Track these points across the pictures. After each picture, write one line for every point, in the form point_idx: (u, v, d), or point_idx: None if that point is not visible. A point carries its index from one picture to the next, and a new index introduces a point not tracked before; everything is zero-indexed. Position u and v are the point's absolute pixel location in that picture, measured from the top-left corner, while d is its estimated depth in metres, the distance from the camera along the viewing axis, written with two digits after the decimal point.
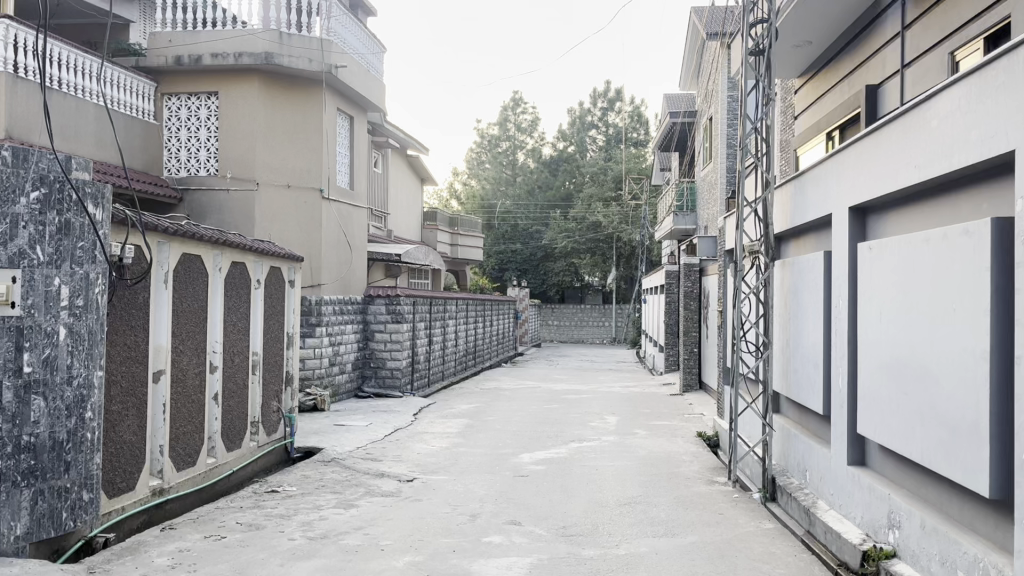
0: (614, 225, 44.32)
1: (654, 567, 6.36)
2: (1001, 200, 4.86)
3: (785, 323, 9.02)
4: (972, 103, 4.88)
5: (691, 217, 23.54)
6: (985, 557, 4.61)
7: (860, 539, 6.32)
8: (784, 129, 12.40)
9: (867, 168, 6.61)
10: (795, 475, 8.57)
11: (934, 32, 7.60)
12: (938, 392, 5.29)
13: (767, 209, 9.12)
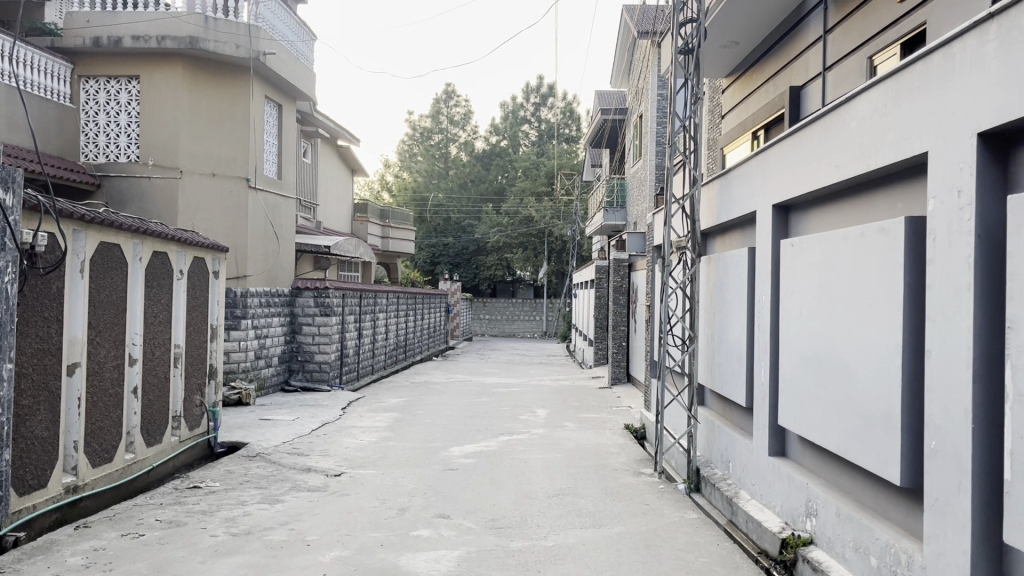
0: (546, 220, 44.58)
1: (580, 558, 6.43)
2: (914, 199, 5.07)
3: (711, 317, 9.21)
4: (888, 106, 5.07)
5: (621, 213, 23.84)
6: (896, 543, 4.80)
7: (779, 527, 6.52)
8: (712, 128, 12.64)
9: (790, 167, 6.81)
10: (718, 466, 8.78)
11: (854, 37, 7.85)
12: (854, 384, 5.48)
13: (694, 206, 9.30)
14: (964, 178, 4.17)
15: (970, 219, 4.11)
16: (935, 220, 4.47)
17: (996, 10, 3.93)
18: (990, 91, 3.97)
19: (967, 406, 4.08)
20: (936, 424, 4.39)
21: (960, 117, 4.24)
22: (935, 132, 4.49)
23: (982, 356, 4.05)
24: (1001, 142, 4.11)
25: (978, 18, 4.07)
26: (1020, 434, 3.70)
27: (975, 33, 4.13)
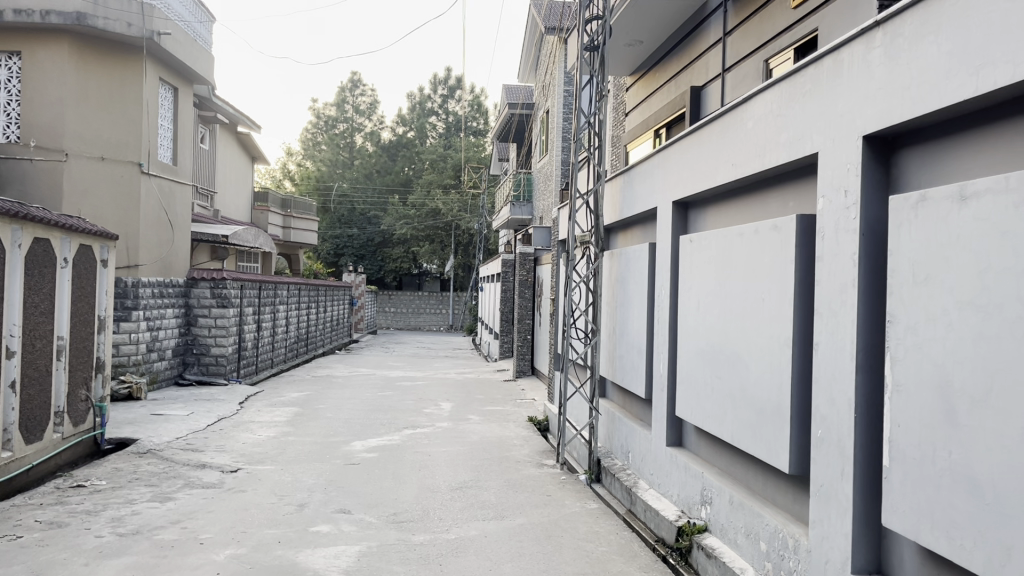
0: (453, 212, 44.56)
1: (481, 550, 6.44)
2: (804, 199, 5.28)
3: (613, 310, 9.36)
4: (781, 107, 5.26)
5: (527, 208, 23.95)
6: (785, 528, 5.00)
7: (675, 515, 6.70)
8: (615, 125, 12.87)
9: (689, 165, 6.99)
10: (618, 456, 8.95)
11: (751, 40, 8.11)
12: (746, 375, 5.68)
13: (598, 201, 9.43)
14: (851, 178, 4.37)
15: (855, 218, 4.30)
16: (824, 218, 4.65)
17: (881, 19, 4.13)
18: (875, 95, 4.18)
19: (850, 397, 4.28)
20: (822, 414, 4.58)
21: (847, 120, 4.44)
22: (825, 133, 4.68)
23: (865, 349, 4.26)
24: (885, 146, 4.31)
25: (866, 26, 4.26)
26: (898, 422, 3.91)
27: (862, 40, 4.33)
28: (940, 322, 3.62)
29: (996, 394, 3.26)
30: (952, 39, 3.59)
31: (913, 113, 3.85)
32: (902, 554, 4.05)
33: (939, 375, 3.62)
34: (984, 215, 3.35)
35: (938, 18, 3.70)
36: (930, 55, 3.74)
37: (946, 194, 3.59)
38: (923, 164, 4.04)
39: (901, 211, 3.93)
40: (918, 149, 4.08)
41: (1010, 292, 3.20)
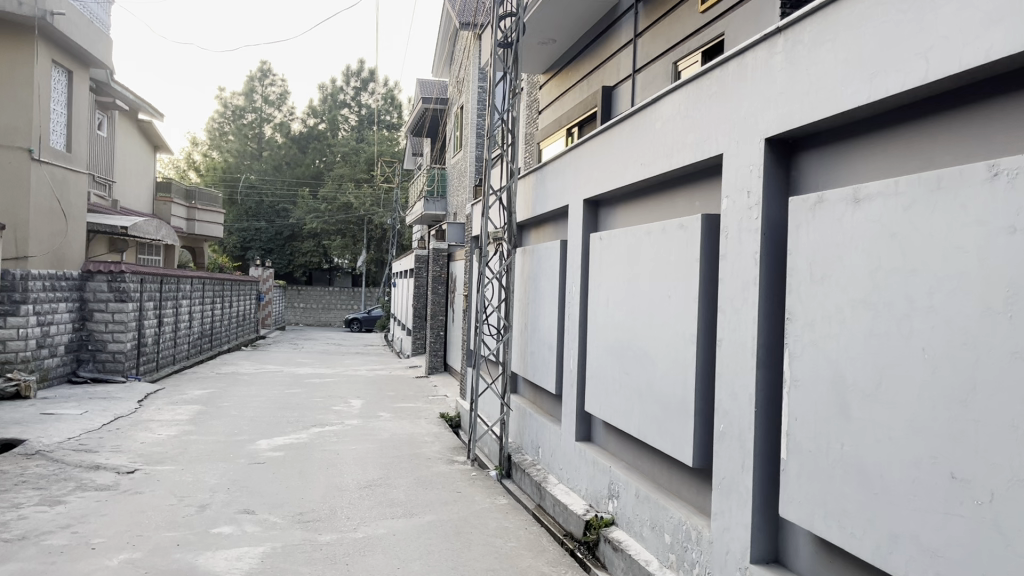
0: (365, 207, 44.08)
1: (390, 548, 6.37)
2: (709, 199, 5.41)
3: (525, 307, 9.42)
4: (689, 109, 5.37)
5: (440, 204, 23.83)
6: (688, 520, 5.12)
7: (584, 509, 6.78)
8: (528, 122, 12.93)
9: (600, 164, 7.07)
10: (528, 452, 9.01)
11: (661, 43, 8.26)
12: (653, 370, 5.79)
13: (511, 198, 9.46)
14: (753, 179, 4.50)
15: (757, 218, 4.43)
16: (727, 218, 4.76)
17: (783, 25, 4.25)
18: (776, 99, 4.31)
19: (750, 392, 4.41)
20: (725, 408, 4.70)
21: (750, 123, 4.56)
22: (729, 135, 4.80)
23: (765, 345, 4.39)
24: (786, 149, 4.45)
25: (768, 31, 4.39)
26: (795, 416, 4.05)
27: (765, 45, 4.46)
28: (834, 319, 3.76)
29: (883, 389, 3.42)
30: (848, 47, 3.73)
31: (812, 118, 3.98)
32: (798, 543, 4.20)
33: (833, 370, 3.76)
34: (876, 218, 3.50)
35: (835, 26, 3.84)
36: (828, 61, 3.88)
37: (842, 196, 3.74)
38: (821, 166, 4.19)
39: (800, 212, 4.07)
40: (816, 152, 4.23)
41: (898, 292, 3.35)
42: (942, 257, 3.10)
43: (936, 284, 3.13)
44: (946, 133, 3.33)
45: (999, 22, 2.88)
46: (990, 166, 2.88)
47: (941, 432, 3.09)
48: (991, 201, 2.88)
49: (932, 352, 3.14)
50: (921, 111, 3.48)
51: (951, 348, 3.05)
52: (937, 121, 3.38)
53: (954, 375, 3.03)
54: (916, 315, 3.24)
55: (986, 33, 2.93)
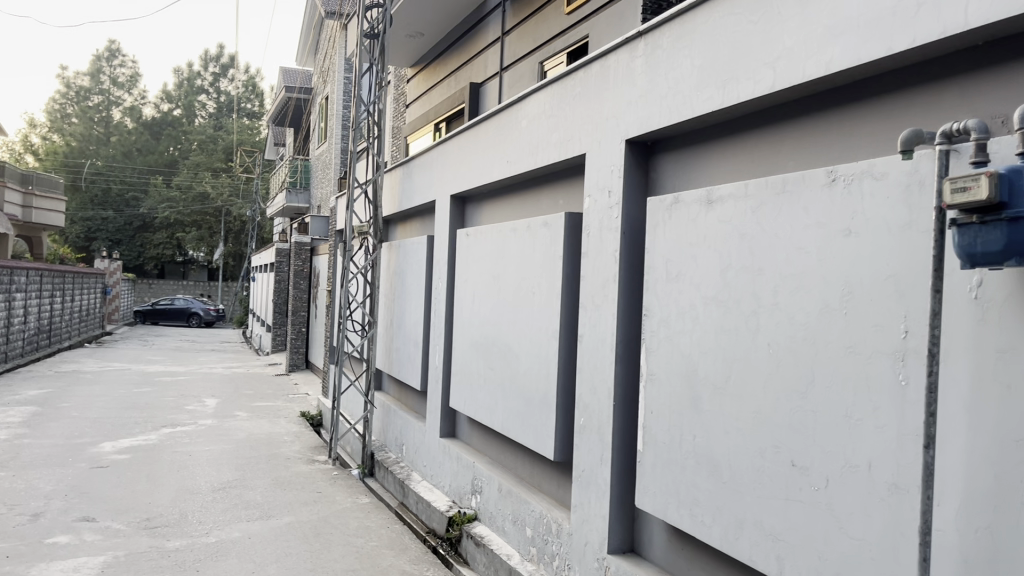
0: (223, 197, 42.39)
1: (245, 552, 6.13)
2: (572, 198, 5.51)
3: (390, 304, 9.29)
4: (554, 108, 5.45)
5: (303, 196, 23.18)
6: (549, 513, 5.19)
7: (447, 505, 6.76)
8: (395, 116, 12.79)
9: (467, 160, 7.06)
10: (391, 449, 8.89)
11: (527, 42, 8.33)
12: (517, 366, 5.84)
13: (377, 192, 9.31)
14: (614, 179, 4.60)
15: (617, 217, 4.54)
16: (589, 216, 4.86)
17: (643, 30, 4.38)
18: (636, 102, 4.44)
19: (609, 386, 4.52)
20: (584, 403, 4.80)
21: (611, 123, 4.68)
22: (591, 135, 4.90)
23: (623, 341, 4.51)
24: (645, 151, 4.59)
25: (629, 36, 4.50)
26: (651, 410, 4.18)
27: (626, 49, 4.58)
28: (688, 316, 3.91)
29: (732, 382, 3.58)
30: (703, 54, 3.88)
31: (669, 121, 4.12)
32: (652, 532, 4.34)
33: (686, 364, 3.91)
34: (727, 218, 3.66)
35: (692, 33, 3.99)
36: (685, 68, 4.02)
37: (696, 197, 3.88)
38: (678, 168, 4.34)
39: (657, 211, 4.20)
40: (673, 154, 4.38)
41: (746, 289, 3.51)
42: (786, 256, 3.27)
43: (781, 282, 3.30)
44: (791, 140, 3.51)
45: (838, 36, 3.07)
46: (829, 171, 3.06)
47: (783, 423, 3.26)
48: (830, 204, 3.06)
49: (776, 347, 3.31)
50: (769, 119, 3.65)
51: (793, 343, 3.22)
52: (784, 129, 3.56)
53: (796, 369, 3.20)
54: (762, 312, 3.41)
55: (826, 46, 3.12)
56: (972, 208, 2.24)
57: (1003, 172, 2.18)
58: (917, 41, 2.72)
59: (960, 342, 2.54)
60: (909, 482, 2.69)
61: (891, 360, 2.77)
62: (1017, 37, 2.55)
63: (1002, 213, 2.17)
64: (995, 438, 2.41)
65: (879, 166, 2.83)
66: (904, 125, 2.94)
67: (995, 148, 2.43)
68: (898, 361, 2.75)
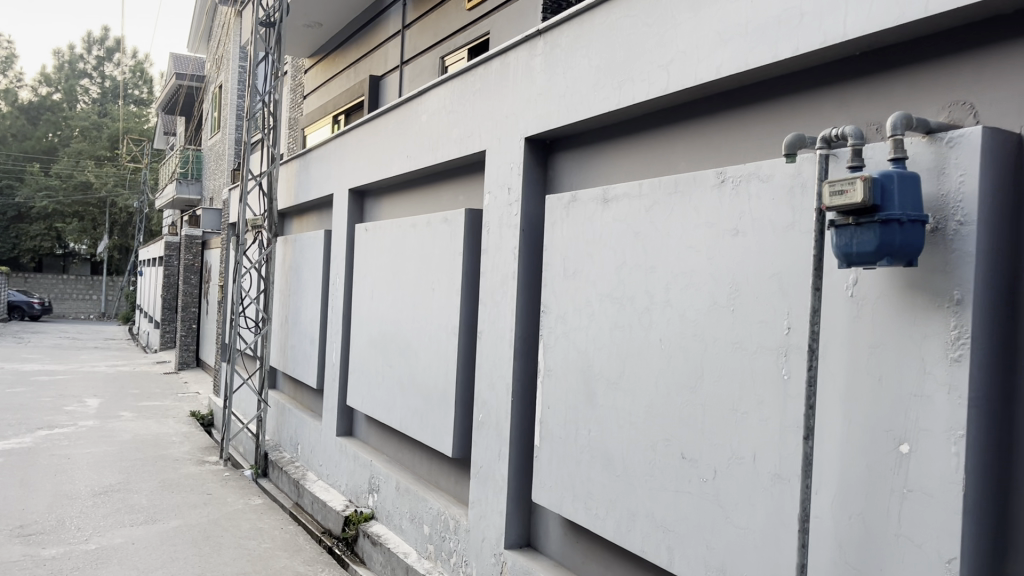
0: (108, 187, 40.44)
1: (128, 559, 5.87)
2: (472, 194, 5.51)
3: (285, 300, 9.06)
4: (454, 104, 5.42)
5: (196, 187, 22.35)
6: (446, 510, 5.18)
7: (343, 505, 6.65)
8: (292, 107, 12.48)
9: (366, 154, 6.95)
10: (285, 449, 8.67)
11: (428, 36, 8.26)
12: (415, 363, 5.79)
13: (272, 184, 9.06)
14: (513, 177, 4.62)
15: (517, 214, 4.56)
16: (488, 213, 4.86)
17: (543, 28, 4.41)
18: (536, 100, 4.47)
19: (508, 381, 4.54)
20: (482, 399, 4.81)
21: (511, 121, 4.69)
22: (491, 132, 4.91)
23: (522, 337, 4.54)
24: (543, 148, 4.63)
25: (529, 33, 4.53)
26: (548, 405, 4.22)
27: (526, 47, 4.61)
28: (584, 313, 3.97)
29: (625, 377, 3.66)
30: (600, 54, 3.94)
31: (567, 120, 4.17)
32: (548, 527, 4.39)
33: (582, 361, 3.97)
34: (622, 217, 3.72)
35: (590, 34, 4.05)
36: (582, 67, 4.07)
37: (592, 196, 3.94)
38: (575, 166, 4.39)
39: (555, 209, 4.24)
40: (571, 153, 4.43)
41: (640, 287, 3.59)
42: (678, 255, 3.36)
43: (672, 279, 3.39)
44: (683, 142, 3.61)
45: (728, 41, 3.17)
46: (718, 173, 3.15)
47: (674, 417, 3.35)
48: (719, 205, 3.15)
49: (668, 343, 3.40)
50: (663, 120, 3.74)
51: (683, 339, 3.31)
52: (676, 130, 3.65)
53: (686, 364, 3.29)
54: (655, 308, 3.49)
55: (717, 51, 3.22)
56: (848, 210, 2.35)
57: (876, 176, 2.29)
58: (800, 48, 2.84)
59: (838, 339, 2.66)
60: (790, 472, 2.81)
61: (775, 355, 2.88)
62: (891, 49, 2.70)
63: (875, 214, 2.29)
64: (868, 429, 2.54)
65: (765, 168, 2.94)
66: (788, 129, 3.07)
67: (870, 153, 2.56)
68: (781, 357, 2.86)
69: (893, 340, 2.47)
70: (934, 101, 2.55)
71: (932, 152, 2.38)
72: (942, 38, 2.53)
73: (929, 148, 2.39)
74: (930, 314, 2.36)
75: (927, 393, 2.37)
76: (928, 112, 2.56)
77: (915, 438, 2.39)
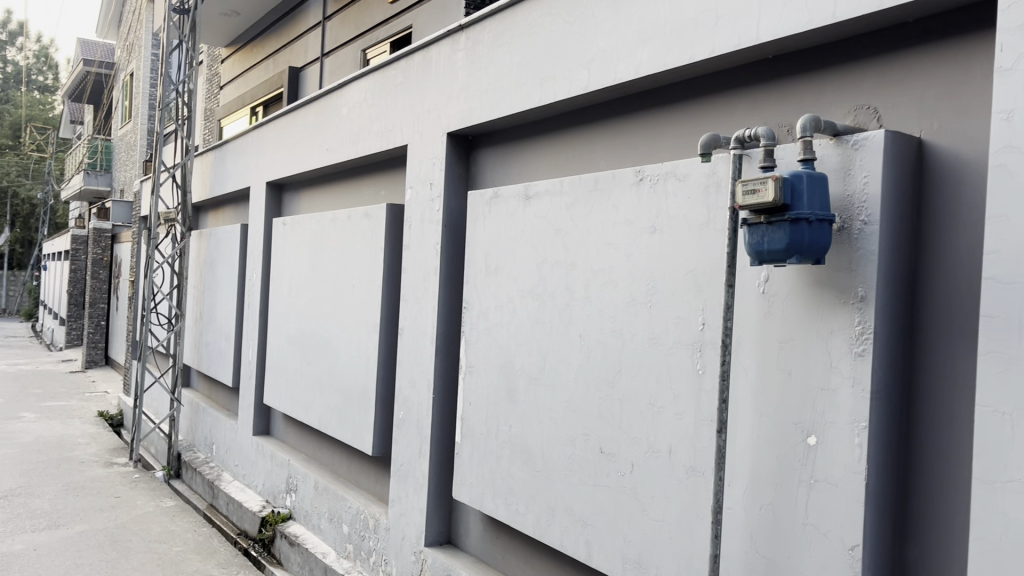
0: (9, 177, 38.54)
1: (29, 567, 5.60)
2: (394, 189, 5.45)
3: (200, 295, 8.80)
4: (375, 97, 5.35)
5: (105, 178, 21.51)
6: (366, 509, 5.12)
7: (259, 505, 6.49)
8: (208, 98, 12.12)
9: (284, 147, 6.80)
10: (199, 449, 8.42)
11: (349, 29, 8.13)
12: (335, 360, 5.70)
13: (186, 176, 8.78)
14: (435, 172, 4.59)
15: (438, 210, 4.54)
16: (410, 208, 4.82)
17: (465, 23, 4.40)
18: (458, 96, 4.45)
19: (429, 378, 4.51)
20: (403, 396, 4.76)
21: (433, 116, 4.66)
22: (413, 127, 4.86)
23: (443, 334, 4.51)
24: (466, 144, 4.61)
25: (451, 28, 4.51)
26: (469, 402, 4.21)
27: (448, 41, 4.58)
28: (505, 309, 3.97)
29: (546, 373, 3.67)
30: (522, 51, 3.95)
31: (488, 116, 4.16)
32: (468, 523, 4.39)
33: (503, 357, 3.97)
34: (543, 213, 3.74)
35: (511, 30, 4.05)
36: (504, 63, 4.07)
37: (513, 193, 3.95)
38: (497, 162, 4.39)
39: (477, 205, 4.23)
40: (493, 149, 4.43)
41: (560, 283, 3.61)
42: (597, 251, 3.40)
43: (592, 276, 3.42)
44: (603, 140, 3.64)
45: (647, 41, 3.21)
46: (637, 171, 3.19)
47: (592, 413, 3.38)
48: (637, 203, 3.19)
49: (588, 338, 3.43)
50: (584, 118, 3.77)
51: (602, 334, 3.35)
52: (597, 128, 3.68)
53: (605, 360, 3.33)
54: (575, 304, 3.51)
55: (636, 50, 3.26)
56: (760, 209, 2.40)
57: (787, 176, 2.36)
58: (716, 50, 2.90)
59: (750, 334, 2.73)
60: (703, 465, 2.87)
61: (690, 351, 2.94)
62: (802, 53, 2.78)
63: (785, 213, 2.35)
64: (778, 423, 2.62)
65: (681, 167, 2.99)
66: (703, 130, 3.13)
67: (780, 154, 2.63)
68: (696, 352, 2.92)
69: (801, 335, 2.55)
70: (840, 105, 2.64)
71: (838, 154, 2.46)
72: (851, 43, 2.62)
73: (836, 149, 2.47)
74: (836, 309, 2.44)
75: (833, 387, 2.45)
76: (835, 114, 2.65)
77: (822, 431, 2.47)
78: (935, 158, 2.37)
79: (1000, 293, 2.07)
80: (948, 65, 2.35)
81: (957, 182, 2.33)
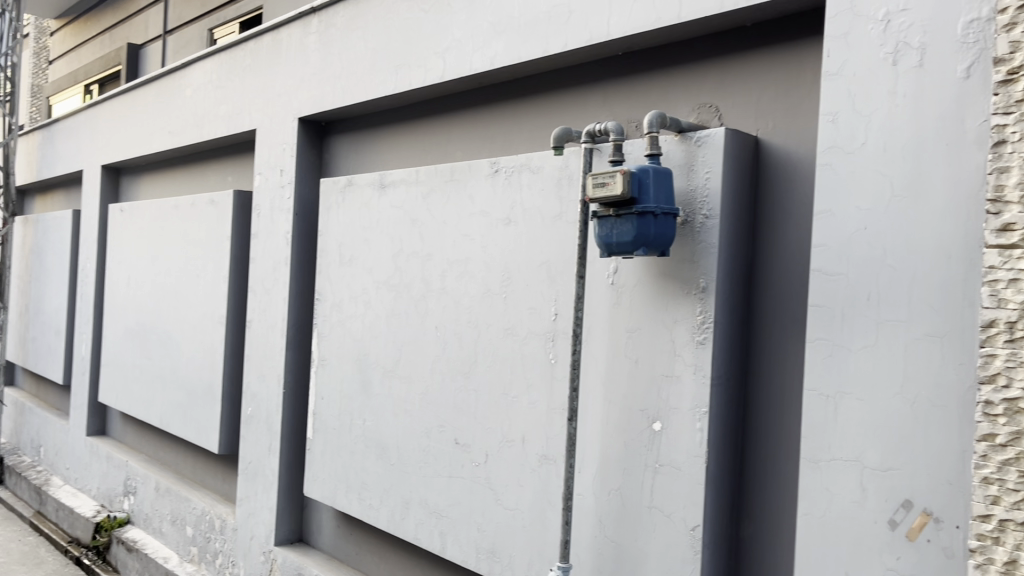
0: None
1: None
2: (241, 175, 5.21)
3: (25, 286, 8.12)
4: (222, 79, 5.10)
5: None
6: (211, 509, 4.89)
7: (93, 511, 6.08)
8: (35, 73, 11.17)
9: (122, 128, 6.37)
10: (25, 453, 7.78)
11: (194, 6, 7.70)
12: (177, 355, 5.41)
13: (8, 157, 8.06)
14: (286, 158, 4.43)
15: (289, 198, 4.38)
16: (258, 196, 4.63)
17: (318, 6, 4.26)
18: (309, 80, 4.30)
19: (278, 371, 4.36)
20: (252, 391, 4.57)
21: (284, 99, 4.49)
22: (262, 111, 4.67)
23: (294, 326, 4.36)
24: (318, 130, 4.48)
25: (302, 10, 4.36)
26: (321, 396, 4.09)
27: (299, 24, 4.42)
28: (359, 300, 3.89)
29: (401, 365, 3.62)
30: (377, 37, 3.86)
31: (342, 102, 4.06)
32: (320, 519, 4.28)
33: (357, 349, 3.89)
34: (398, 203, 3.68)
35: (365, 16, 3.96)
36: (359, 49, 3.98)
37: (368, 181, 3.87)
38: (352, 149, 4.29)
39: (330, 193, 4.11)
40: (347, 136, 4.33)
41: (416, 274, 3.57)
42: (453, 242, 3.38)
43: (448, 267, 3.40)
44: (459, 131, 3.62)
45: (502, 34, 3.22)
46: (492, 163, 3.20)
47: (448, 404, 3.37)
48: (492, 194, 3.20)
49: (443, 330, 3.41)
50: (439, 107, 3.74)
51: (458, 325, 3.34)
52: (454, 118, 3.65)
53: (460, 351, 3.32)
54: (430, 295, 3.48)
55: (491, 42, 3.26)
56: (609, 202, 2.46)
57: (634, 170, 2.42)
58: (569, 45, 2.94)
59: (600, 324, 2.79)
60: (555, 453, 2.92)
61: (544, 341, 2.97)
62: (651, 51, 2.86)
63: (632, 206, 2.42)
64: (625, 409, 2.69)
65: (535, 160, 3.02)
66: (557, 123, 3.17)
67: (629, 149, 2.70)
68: (549, 342, 2.96)
69: (647, 324, 2.63)
70: (685, 103, 2.75)
71: (682, 150, 2.56)
72: (696, 44, 2.73)
73: (680, 145, 2.56)
74: (679, 299, 2.54)
75: (675, 373, 2.55)
76: (680, 112, 2.75)
77: (666, 416, 2.57)
78: (771, 156, 2.50)
79: (824, 283, 2.22)
80: (783, 68, 2.49)
81: (789, 180, 2.46)
